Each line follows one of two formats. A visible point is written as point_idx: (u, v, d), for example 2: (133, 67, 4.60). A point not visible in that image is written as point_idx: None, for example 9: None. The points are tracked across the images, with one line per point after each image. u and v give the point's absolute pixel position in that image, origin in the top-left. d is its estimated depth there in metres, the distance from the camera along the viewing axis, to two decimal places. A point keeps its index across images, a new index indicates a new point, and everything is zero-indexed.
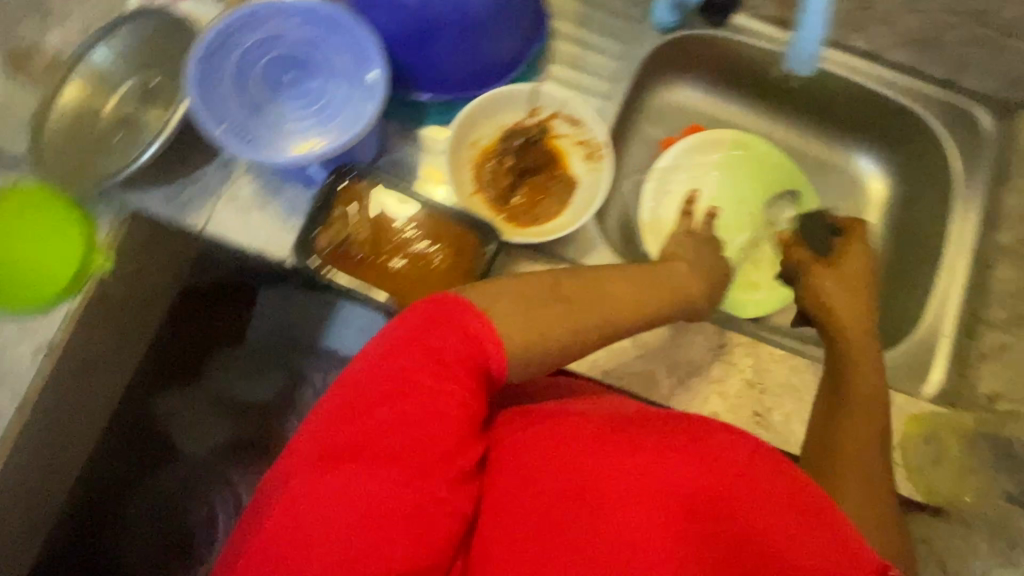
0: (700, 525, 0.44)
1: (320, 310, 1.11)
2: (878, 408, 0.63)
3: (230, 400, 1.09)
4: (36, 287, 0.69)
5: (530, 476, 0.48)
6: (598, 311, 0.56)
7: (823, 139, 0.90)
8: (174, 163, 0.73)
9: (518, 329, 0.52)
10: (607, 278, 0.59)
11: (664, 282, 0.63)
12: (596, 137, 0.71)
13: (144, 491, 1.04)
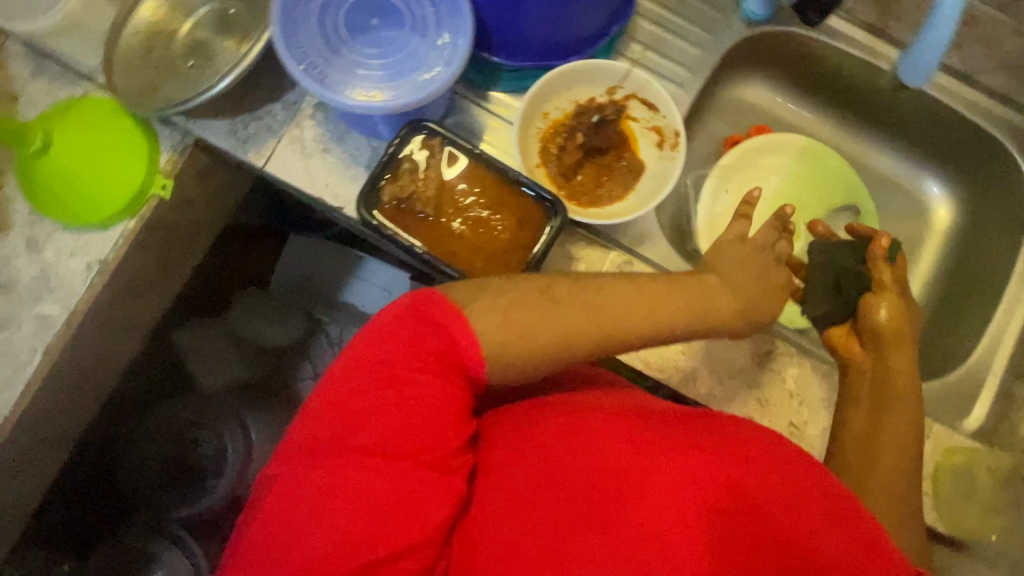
0: (730, 521, 0.43)
1: (344, 263, 1.17)
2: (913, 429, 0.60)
3: (251, 342, 1.11)
4: (94, 202, 0.69)
5: (553, 470, 0.47)
6: (592, 320, 0.51)
7: (892, 158, 0.88)
8: (241, 96, 0.73)
9: (491, 332, 0.49)
10: (613, 285, 0.54)
11: (692, 295, 0.56)
12: (672, 124, 0.69)
13: (160, 418, 1.10)
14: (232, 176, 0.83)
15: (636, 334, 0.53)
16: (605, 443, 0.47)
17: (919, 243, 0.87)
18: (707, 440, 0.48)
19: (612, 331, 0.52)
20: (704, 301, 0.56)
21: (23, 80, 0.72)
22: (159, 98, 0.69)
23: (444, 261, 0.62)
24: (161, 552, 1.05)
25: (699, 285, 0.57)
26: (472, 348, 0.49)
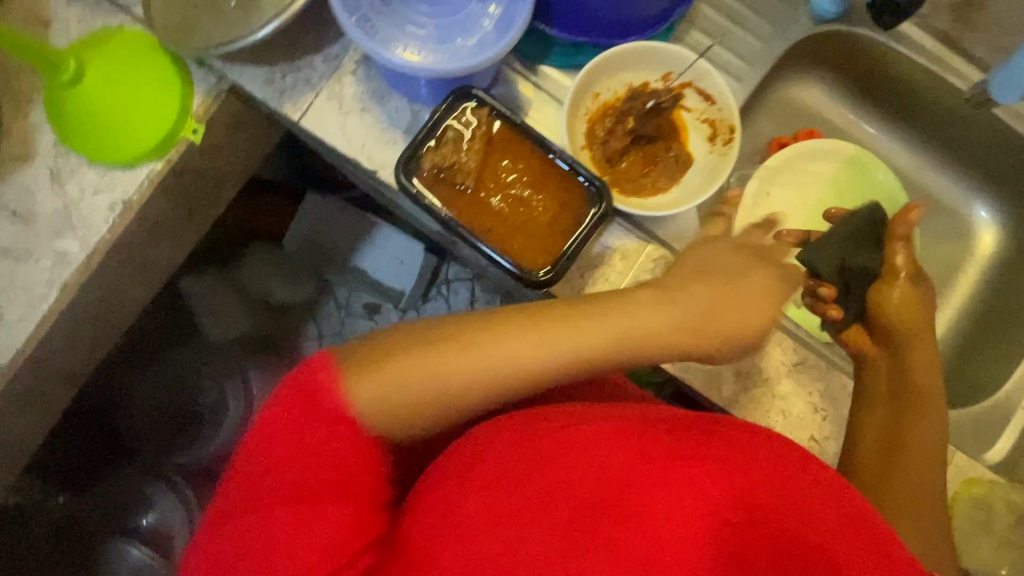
0: (740, 536, 0.42)
1: (361, 230, 1.20)
2: (933, 440, 0.60)
3: (260, 296, 1.17)
4: (121, 139, 0.66)
5: (549, 480, 0.45)
6: (479, 369, 0.49)
7: (944, 177, 0.85)
8: (282, 45, 0.70)
9: (372, 395, 0.48)
10: (501, 333, 0.50)
11: (597, 328, 0.51)
12: (728, 119, 0.66)
13: (161, 364, 1.13)
14: (262, 128, 0.81)
15: (535, 375, 0.50)
16: (602, 450, 0.46)
17: (961, 268, 0.84)
18: (709, 446, 0.46)
19: (504, 378, 0.50)
20: (616, 332, 0.52)
21: (56, 6, 0.69)
22: (196, 39, 0.66)
23: (480, 238, 0.59)
24: (153, 495, 1.10)
25: (608, 317, 0.52)
26: (354, 411, 0.48)
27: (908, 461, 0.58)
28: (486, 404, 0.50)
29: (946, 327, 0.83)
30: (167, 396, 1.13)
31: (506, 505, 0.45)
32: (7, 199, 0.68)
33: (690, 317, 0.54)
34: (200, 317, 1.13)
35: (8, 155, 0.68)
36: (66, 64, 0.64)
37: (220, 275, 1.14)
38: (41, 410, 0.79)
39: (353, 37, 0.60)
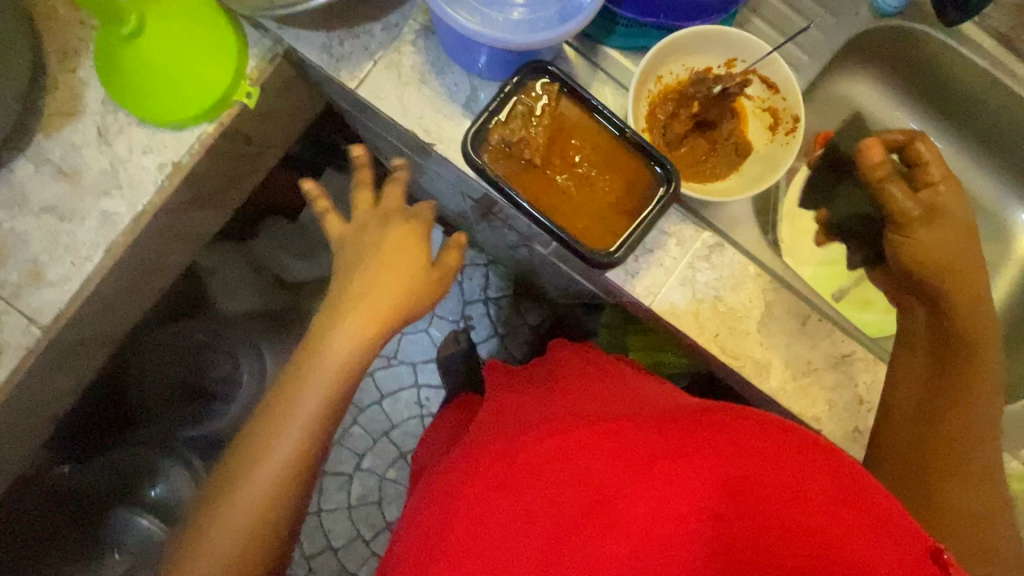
0: (731, 524, 0.42)
1: None
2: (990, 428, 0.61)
3: (274, 269, 1.20)
4: (172, 98, 0.65)
5: (538, 492, 0.47)
6: (246, 497, 0.55)
7: (986, 178, 0.86)
8: (342, 9, 0.68)
9: (199, 565, 0.54)
10: (240, 477, 0.56)
11: (298, 420, 0.57)
12: (792, 109, 0.66)
13: (172, 342, 1.13)
14: (308, 97, 0.79)
15: (284, 465, 0.56)
16: (583, 457, 0.48)
17: (996, 271, 0.87)
18: (691, 439, 0.47)
19: (272, 485, 0.56)
20: (311, 405, 0.58)
21: None
22: None
23: (547, 216, 0.59)
24: (163, 466, 1.12)
25: (300, 399, 0.58)
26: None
27: (968, 456, 0.60)
28: (286, 499, 0.56)
29: None
30: (177, 372, 1.15)
31: (498, 515, 0.47)
32: (52, 156, 0.66)
33: (353, 326, 0.61)
34: (214, 291, 1.16)
35: (54, 109, 0.66)
36: (127, 16, 0.59)
37: (233, 248, 1.15)
38: (75, 373, 0.77)
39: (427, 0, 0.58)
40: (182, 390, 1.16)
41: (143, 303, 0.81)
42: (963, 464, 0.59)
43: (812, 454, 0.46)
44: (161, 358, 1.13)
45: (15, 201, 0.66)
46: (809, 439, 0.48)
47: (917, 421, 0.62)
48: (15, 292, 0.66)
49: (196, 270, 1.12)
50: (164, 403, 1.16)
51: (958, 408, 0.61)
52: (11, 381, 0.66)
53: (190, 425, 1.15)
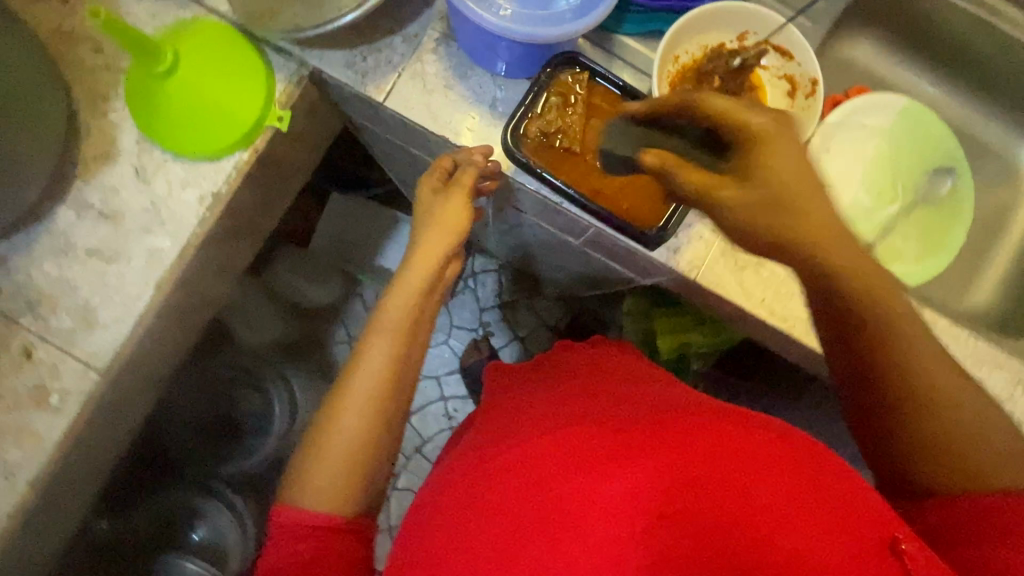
0: (678, 525, 0.42)
1: (381, 226, 1.25)
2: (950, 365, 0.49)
3: (290, 297, 1.23)
4: (208, 130, 0.66)
5: (502, 495, 0.48)
6: (347, 421, 0.56)
7: (990, 122, 0.89)
8: (361, 26, 0.69)
9: (307, 499, 0.54)
10: (335, 405, 0.57)
11: (378, 348, 0.59)
12: (809, 73, 0.69)
13: (204, 380, 1.16)
14: (330, 117, 0.81)
15: (381, 379, 0.58)
16: (546, 458, 0.48)
17: (1013, 210, 0.90)
18: (652, 439, 0.47)
19: (371, 410, 0.56)
20: (393, 335, 0.60)
21: None
22: (280, 24, 0.66)
23: (592, 200, 0.61)
24: (204, 507, 1.11)
25: (378, 328, 0.60)
26: (315, 518, 0.53)
27: (947, 391, 0.48)
28: (388, 417, 0.57)
29: (1004, 263, 0.87)
30: (209, 410, 1.16)
31: (463, 526, 0.48)
32: (92, 200, 0.67)
33: (424, 249, 0.63)
34: (236, 327, 1.18)
35: (91, 155, 0.67)
36: (162, 55, 0.62)
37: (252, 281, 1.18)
38: (128, 416, 0.77)
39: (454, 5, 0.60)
40: (213, 427, 1.16)
41: (189, 339, 0.81)
42: (954, 402, 0.48)
43: (779, 449, 0.47)
44: (194, 398, 1.16)
45: (61, 248, 0.67)
46: (778, 436, 0.49)
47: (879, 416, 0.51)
48: (71, 339, 0.66)
49: (219, 317, 1.15)
50: (198, 444, 1.15)
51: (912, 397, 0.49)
52: (75, 427, 0.66)
53: (224, 462, 1.15)
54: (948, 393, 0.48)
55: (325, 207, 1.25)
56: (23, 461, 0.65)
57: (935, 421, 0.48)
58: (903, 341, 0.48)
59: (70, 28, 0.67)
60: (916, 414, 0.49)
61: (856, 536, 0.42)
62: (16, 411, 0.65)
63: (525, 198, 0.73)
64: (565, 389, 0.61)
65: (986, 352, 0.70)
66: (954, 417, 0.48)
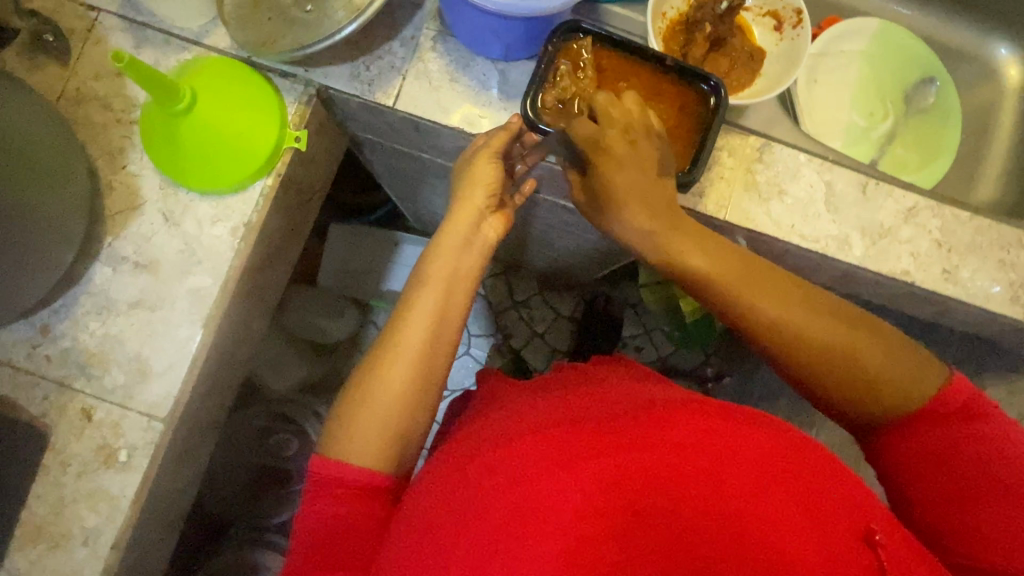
0: (647, 517, 0.44)
1: (386, 253, 1.24)
2: (810, 298, 0.55)
3: (305, 337, 1.22)
4: (229, 162, 0.67)
5: (479, 496, 0.48)
6: (393, 381, 0.58)
7: (959, 27, 0.94)
8: (359, 38, 0.71)
9: (352, 457, 0.56)
10: (382, 366, 0.58)
11: (433, 305, 0.61)
12: (791, 4, 0.73)
13: (240, 437, 1.14)
14: (336, 136, 0.82)
15: (430, 342, 0.60)
16: (526, 458, 0.49)
17: (997, 107, 0.94)
18: (633, 438, 0.49)
19: (416, 371, 0.58)
20: (443, 298, 0.62)
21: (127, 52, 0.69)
22: (282, 46, 0.67)
23: None
24: (266, 562, 1.08)
25: (425, 294, 0.62)
26: (353, 471, 0.55)
27: (801, 320, 0.54)
28: (436, 382, 0.60)
29: (1003, 156, 0.91)
30: (249, 465, 1.14)
31: (441, 525, 0.48)
32: (126, 252, 0.67)
33: (457, 214, 0.65)
34: (265, 378, 1.17)
35: (116, 209, 0.67)
36: (181, 93, 0.64)
37: (271, 331, 1.16)
38: (191, 465, 0.76)
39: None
40: (257, 479, 1.14)
41: (236, 378, 0.80)
42: (817, 329, 0.53)
43: (757, 441, 0.49)
44: (232, 457, 1.13)
45: (103, 306, 0.66)
46: (759, 429, 0.51)
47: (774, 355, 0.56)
48: (127, 393, 0.65)
49: (250, 373, 1.14)
50: (245, 499, 1.14)
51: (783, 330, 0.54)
52: (146, 481, 0.65)
53: (276, 511, 1.13)
54: (798, 319, 0.54)
55: (326, 240, 1.24)
56: (101, 525, 0.64)
57: (797, 346, 0.54)
58: (746, 286, 0.56)
59: (75, 90, 0.68)
60: (782, 347, 0.54)
61: (827, 523, 0.44)
62: (86, 476, 0.64)
63: (546, 174, 0.75)
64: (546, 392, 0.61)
65: (1011, 234, 0.73)
66: (819, 343, 0.53)
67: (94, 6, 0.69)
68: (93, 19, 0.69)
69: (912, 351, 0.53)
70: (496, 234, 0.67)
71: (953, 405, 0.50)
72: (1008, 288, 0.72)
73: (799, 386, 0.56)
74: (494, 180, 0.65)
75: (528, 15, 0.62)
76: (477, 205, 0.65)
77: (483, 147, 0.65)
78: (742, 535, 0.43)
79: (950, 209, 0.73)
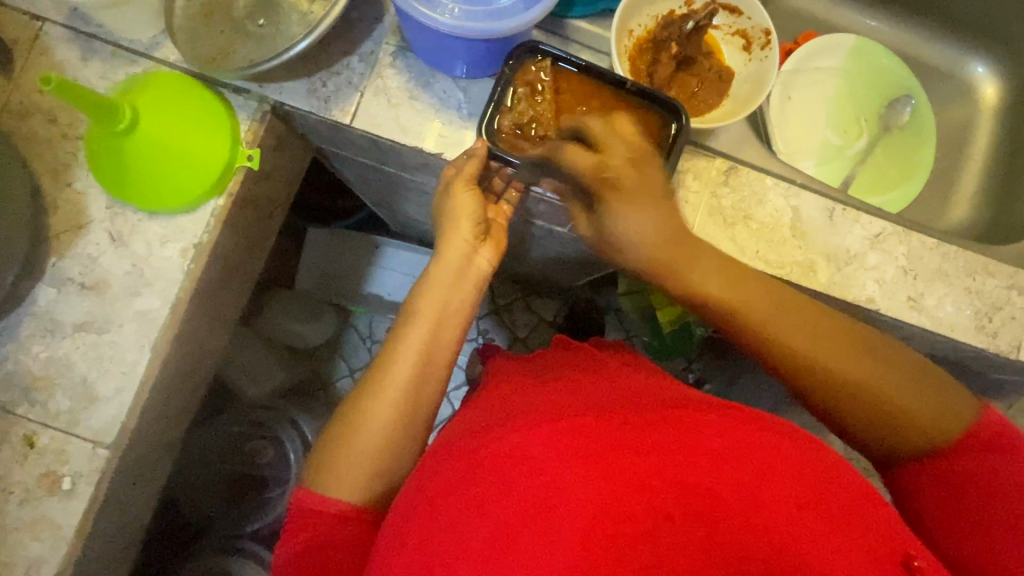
0: (674, 524, 0.42)
1: (366, 255, 1.20)
2: (851, 337, 0.54)
3: (282, 340, 1.19)
4: (179, 182, 0.65)
5: (498, 482, 0.45)
6: (372, 417, 0.56)
7: (935, 45, 0.94)
8: (315, 52, 0.69)
9: (335, 493, 0.54)
10: (366, 399, 0.57)
11: (412, 341, 0.59)
12: (760, 25, 0.71)
13: (211, 439, 1.11)
14: (298, 150, 0.80)
15: (414, 372, 0.58)
16: (551, 447, 0.45)
17: (973, 126, 0.93)
18: (667, 441, 0.46)
19: (401, 408, 0.57)
20: (425, 329, 0.60)
21: (73, 64, 0.67)
22: (233, 62, 0.65)
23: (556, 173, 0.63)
24: (236, 569, 1.06)
25: (410, 324, 0.60)
26: (339, 505, 0.54)
27: (847, 366, 0.53)
28: (420, 416, 0.58)
29: (977, 177, 0.90)
30: (221, 468, 1.11)
31: (449, 516, 0.45)
32: (71, 274, 0.65)
33: (448, 246, 0.63)
34: (236, 381, 1.13)
35: (61, 228, 0.65)
36: (123, 113, 0.62)
37: (240, 331, 1.11)
38: (146, 486, 0.75)
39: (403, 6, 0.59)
40: (228, 483, 1.11)
41: (193, 396, 0.79)
42: (867, 377, 0.53)
43: (788, 451, 0.46)
44: (203, 459, 1.11)
45: (47, 328, 0.65)
46: (789, 438, 0.48)
47: (823, 403, 0.54)
48: (72, 419, 0.64)
49: (218, 373, 1.11)
50: (216, 502, 1.11)
51: (829, 375, 0.53)
52: (93, 508, 0.63)
53: (250, 519, 1.10)
54: (828, 355, 0.53)
55: (305, 244, 1.21)
56: (45, 553, 0.62)
57: (828, 387, 0.53)
58: (776, 318, 0.55)
59: (19, 103, 0.66)
60: (820, 389, 0.54)
61: (858, 539, 0.42)
62: (30, 503, 0.63)
63: (528, 203, 0.74)
64: (565, 378, 0.58)
65: (977, 261, 0.72)
66: (860, 388, 0.53)
67: (39, 16, 0.67)
68: (38, 28, 0.67)
69: (945, 387, 0.53)
70: (489, 263, 0.66)
71: (983, 436, 0.51)
72: (974, 315, 0.71)
73: (829, 423, 0.56)
74: (476, 208, 0.64)
75: (484, 36, 0.60)
76: (466, 237, 0.64)
77: (456, 174, 0.64)
78: (774, 552, 0.41)
79: (917, 236, 0.72)
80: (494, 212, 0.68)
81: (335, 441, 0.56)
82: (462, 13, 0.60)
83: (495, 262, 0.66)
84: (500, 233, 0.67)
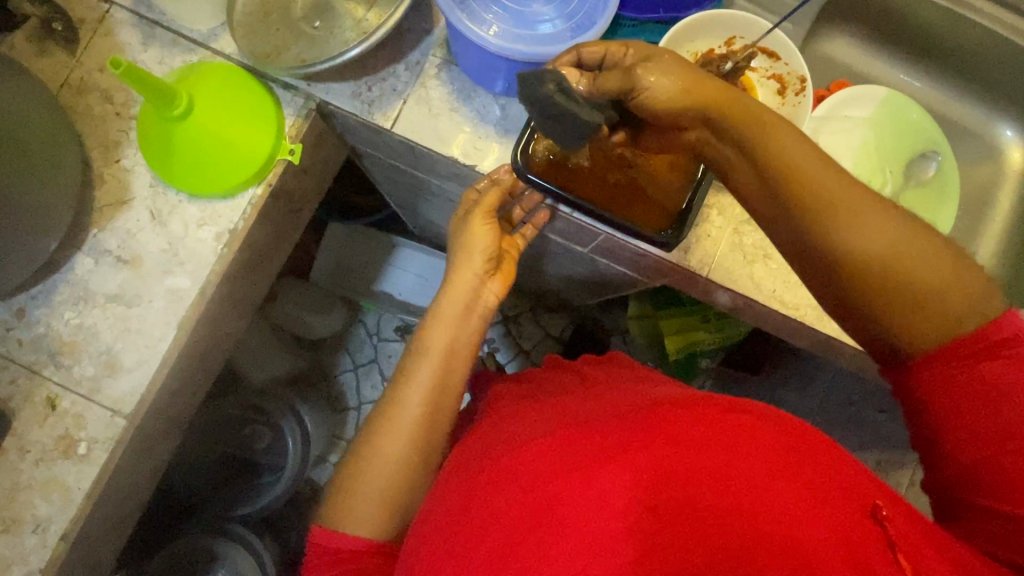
0: (670, 516, 0.41)
1: (383, 253, 1.23)
2: (859, 189, 0.43)
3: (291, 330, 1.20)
4: (221, 169, 0.67)
5: (493, 504, 0.46)
6: (386, 446, 0.57)
7: (965, 104, 0.95)
8: (363, 58, 0.71)
9: (351, 528, 0.55)
10: (383, 426, 0.58)
11: (424, 369, 0.60)
12: (797, 71, 0.73)
13: (212, 422, 1.12)
14: (335, 148, 0.82)
15: (427, 396, 0.59)
16: (538, 468, 0.46)
17: (997, 187, 0.94)
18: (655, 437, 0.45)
19: (415, 430, 0.58)
20: (436, 360, 0.61)
21: (134, 47, 0.70)
22: (286, 60, 0.68)
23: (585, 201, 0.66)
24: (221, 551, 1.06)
25: (424, 350, 0.62)
26: (355, 540, 0.54)
27: (864, 223, 0.43)
28: (440, 430, 0.59)
29: (998, 237, 0.91)
30: (218, 450, 1.13)
31: (457, 532, 0.46)
32: (110, 246, 0.68)
33: (459, 278, 0.65)
34: (244, 367, 1.13)
35: (105, 201, 0.68)
36: (178, 99, 0.65)
37: (254, 319, 1.10)
38: (152, 458, 0.76)
39: (452, 21, 0.61)
40: (223, 466, 1.13)
41: (207, 376, 0.80)
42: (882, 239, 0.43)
43: (771, 437, 0.45)
44: (201, 440, 1.12)
45: (79, 296, 0.67)
46: (762, 421, 0.46)
47: (831, 273, 0.45)
48: (94, 386, 0.66)
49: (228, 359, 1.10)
50: (209, 486, 1.12)
51: (837, 227, 0.43)
52: (104, 474, 0.65)
53: (240, 503, 1.12)
54: (841, 202, 0.43)
55: (322, 238, 1.23)
56: (53, 514, 0.64)
57: (844, 254, 0.43)
58: (792, 164, 0.44)
59: (79, 79, 0.69)
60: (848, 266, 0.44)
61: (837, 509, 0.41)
62: (44, 463, 0.64)
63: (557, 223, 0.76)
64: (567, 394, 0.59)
65: None
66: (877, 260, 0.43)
67: None
68: (105, 10, 0.70)
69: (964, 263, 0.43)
70: (496, 298, 0.67)
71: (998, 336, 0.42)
72: None
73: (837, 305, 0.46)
74: (488, 245, 0.67)
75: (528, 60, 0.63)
76: (475, 270, 0.66)
77: (477, 205, 0.68)
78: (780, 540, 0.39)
79: None
80: (507, 244, 0.71)
81: (350, 474, 0.57)
82: (505, 33, 0.63)
83: (501, 297, 0.68)
84: (509, 268, 0.70)
